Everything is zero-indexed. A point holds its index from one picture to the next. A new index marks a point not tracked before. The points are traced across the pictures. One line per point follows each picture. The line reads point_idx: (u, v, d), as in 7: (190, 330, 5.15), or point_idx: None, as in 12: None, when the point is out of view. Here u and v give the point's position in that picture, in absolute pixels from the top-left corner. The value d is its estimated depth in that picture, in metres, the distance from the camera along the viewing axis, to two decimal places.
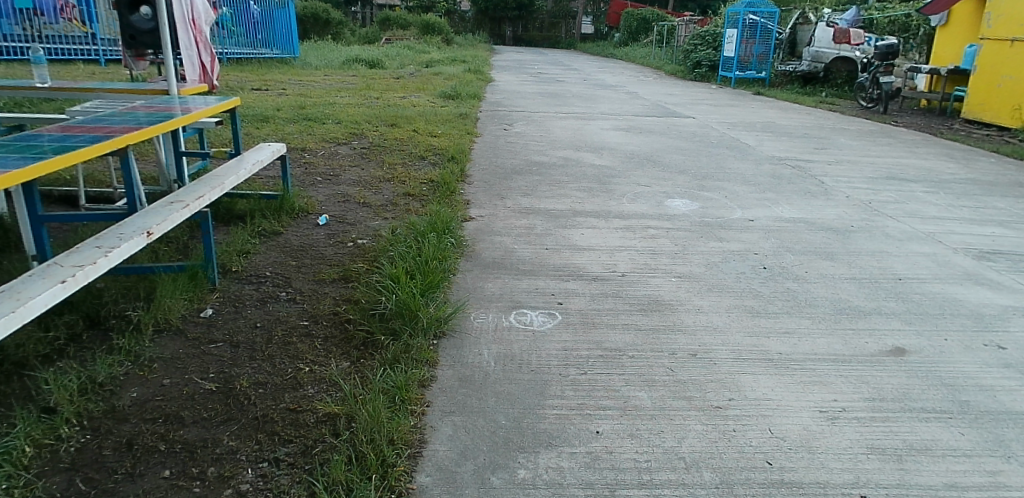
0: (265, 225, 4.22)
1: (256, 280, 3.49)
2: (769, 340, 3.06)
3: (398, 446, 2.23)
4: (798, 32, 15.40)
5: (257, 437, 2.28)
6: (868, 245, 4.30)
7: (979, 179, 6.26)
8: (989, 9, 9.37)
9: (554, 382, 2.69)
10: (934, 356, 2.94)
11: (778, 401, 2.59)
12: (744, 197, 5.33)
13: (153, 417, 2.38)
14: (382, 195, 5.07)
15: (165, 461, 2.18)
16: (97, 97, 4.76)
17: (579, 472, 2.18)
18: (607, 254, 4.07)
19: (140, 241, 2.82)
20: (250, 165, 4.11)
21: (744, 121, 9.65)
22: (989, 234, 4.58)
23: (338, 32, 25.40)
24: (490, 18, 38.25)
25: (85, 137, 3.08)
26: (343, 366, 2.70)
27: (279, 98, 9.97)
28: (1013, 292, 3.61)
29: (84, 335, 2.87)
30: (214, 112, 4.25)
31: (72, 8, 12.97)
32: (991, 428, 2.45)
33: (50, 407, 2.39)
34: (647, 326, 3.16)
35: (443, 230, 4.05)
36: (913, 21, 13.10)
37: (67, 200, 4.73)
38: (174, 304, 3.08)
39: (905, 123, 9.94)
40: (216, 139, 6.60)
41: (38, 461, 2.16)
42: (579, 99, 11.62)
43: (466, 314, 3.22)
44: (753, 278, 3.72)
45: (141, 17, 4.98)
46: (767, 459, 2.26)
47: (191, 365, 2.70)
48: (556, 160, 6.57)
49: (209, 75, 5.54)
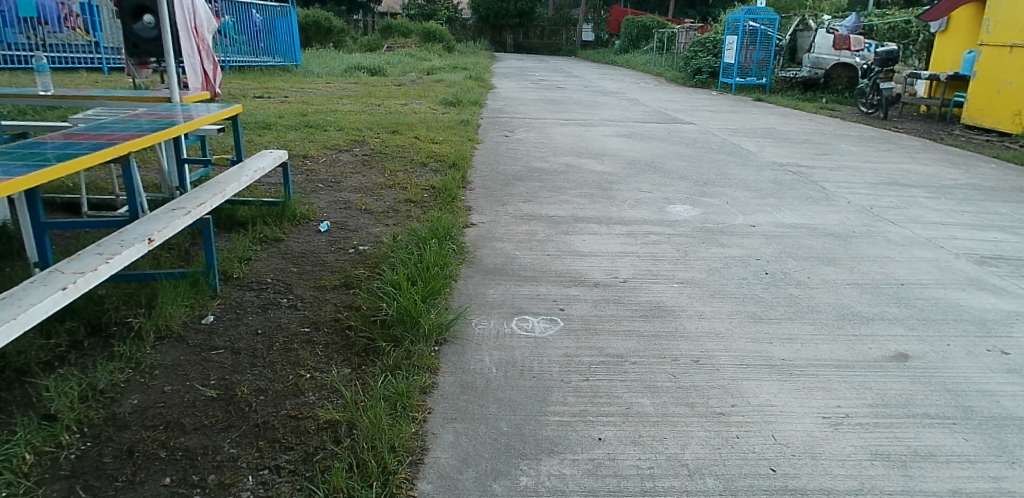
0: (266, 232, 4.22)
1: (257, 287, 3.49)
2: (772, 346, 3.04)
3: (400, 453, 2.22)
4: (798, 38, 15.38)
5: (257, 444, 2.27)
6: (871, 251, 4.28)
7: (980, 185, 6.25)
8: (988, 14, 9.41)
9: (556, 388, 2.68)
10: (938, 361, 2.93)
11: (781, 407, 2.58)
12: (746, 203, 5.33)
13: (154, 424, 2.37)
14: (384, 202, 5.08)
15: (166, 468, 2.17)
16: (100, 105, 4.78)
17: (580, 479, 2.17)
18: (608, 260, 4.06)
19: (140, 248, 2.82)
20: (252, 172, 4.11)
21: (745, 126, 9.66)
22: (991, 239, 4.57)
23: (340, 40, 25.46)
24: (490, 26, 38.31)
25: (88, 144, 3.08)
26: (344, 373, 2.69)
27: (281, 105, 10.01)
28: (1016, 298, 3.60)
29: (85, 343, 2.87)
30: (215, 119, 4.26)
31: (76, 17, 13.14)
32: (995, 434, 2.44)
33: (51, 414, 2.39)
34: (649, 333, 3.15)
35: (445, 236, 4.04)
36: (913, 27, 13.22)
37: (70, 207, 4.74)
38: (176, 311, 3.08)
39: (905, 128, 9.95)
40: (217, 147, 6.61)
41: (38, 468, 2.15)
42: (579, 105, 11.66)
43: (467, 321, 3.21)
44: (755, 284, 3.72)
45: (142, 26, 5.00)
46: (771, 466, 2.25)
47: (192, 372, 2.70)
48: (556, 166, 6.57)
49: (212, 83, 5.55)
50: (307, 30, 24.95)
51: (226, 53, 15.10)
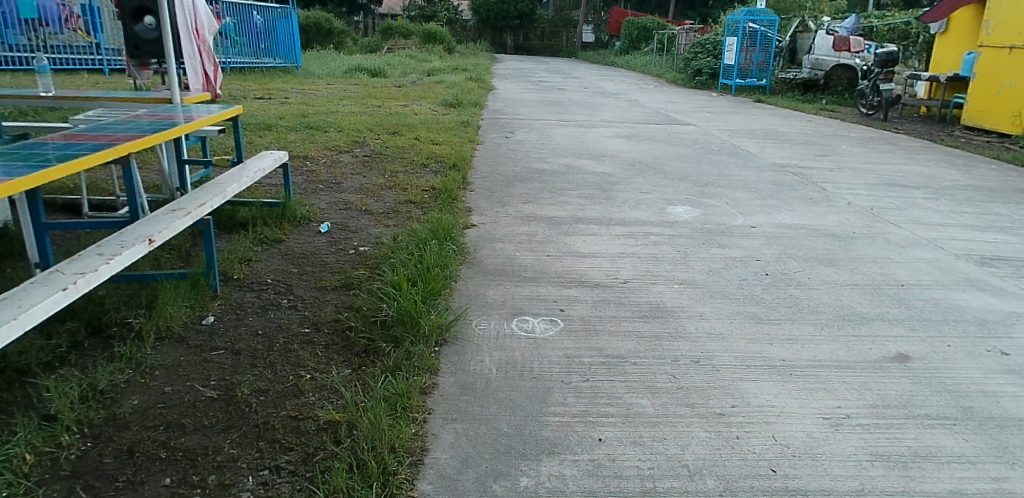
0: (266, 233, 4.22)
1: (257, 288, 3.49)
2: (772, 347, 3.04)
3: (400, 453, 2.22)
4: (798, 39, 15.36)
5: (258, 445, 2.27)
6: (871, 252, 4.28)
7: (980, 186, 6.25)
8: (987, 16, 9.42)
9: (556, 389, 2.68)
10: (938, 362, 2.93)
11: (781, 408, 2.58)
12: (746, 204, 5.33)
13: (155, 425, 2.37)
14: (384, 203, 5.08)
15: (166, 468, 2.17)
16: (101, 106, 4.78)
17: (581, 480, 2.17)
18: (608, 261, 4.06)
19: (141, 248, 2.82)
20: (252, 173, 4.11)
21: (745, 128, 9.67)
22: (991, 241, 4.57)
23: (341, 42, 25.46)
24: (491, 27, 38.32)
25: (88, 145, 3.09)
26: (344, 373, 2.70)
27: (282, 106, 10.01)
28: (1016, 299, 3.59)
29: (86, 343, 2.87)
30: (216, 120, 4.26)
31: (77, 18, 13.13)
32: (995, 434, 2.44)
33: (51, 415, 2.39)
34: (649, 333, 3.15)
35: (445, 237, 4.05)
36: (913, 29, 13.24)
37: (70, 208, 4.74)
38: (176, 311, 3.08)
39: (905, 130, 9.95)
40: (218, 148, 6.61)
41: (39, 468, 2.16)
42: (580, 107, 11.67)
43: (467, 321, 3.21)
44: (755, 285, 3.72)
45: (143, 27, 5.01)
46: (771, 467, 2.25)
47: (193, 373, 2.70)
48: (557, 167, 6.57)
49: (212, 84, 5.55)
50: (307, 31, 24.92)
51: (227, 54, 15.11)
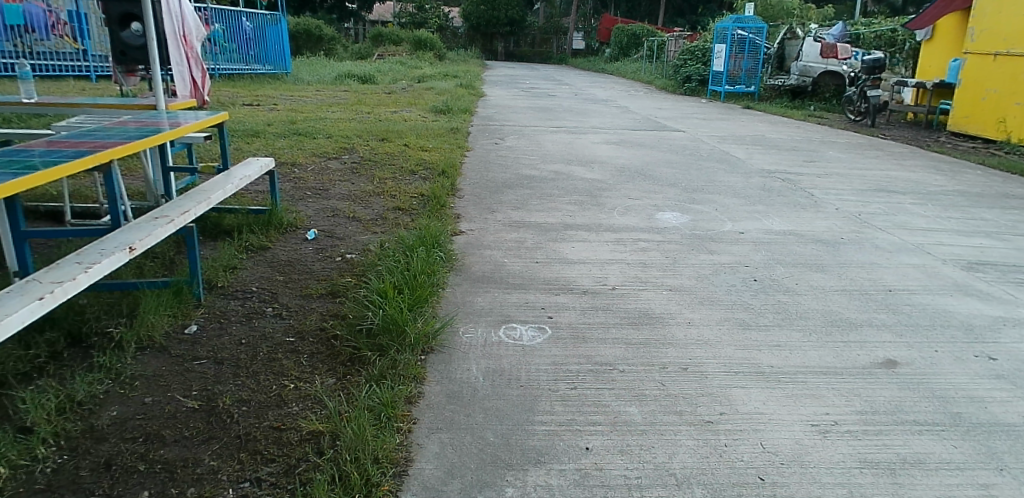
0: (252, 240, 4.17)
1: (242, 296, 3.45)
2: (760, 353, 3.03)
3: (383, 465, 2.19)
4: (786, 46, 15.60)
5: (239, 456, 2.23)
6: (859, 257, 4.29)
7: (968, 191, 6.27)
8: (972, 23, 9.51)
9: (544, 398, 2.65)
10: (926, 368, 2.92)
11: (770, 415, 2.56)
12: (734, 210, 5.34)
13: (133, 437, 2.33)
14: (372, 210, 5.04)
15: (145, 481, 2.12)
16: (84, 113, 4.71)
17: (568, 490, 2.14)
18: (597, 267, 4.05)
19: (121, 256, 2.77)
20: (238, 179, 4.08)
21: (733, 134, 9.70)
22: (978, 245, 4.59)
23: (331, 48, 25.47)
24: (482, 34, 38.41)
25: (72, 152, 3.04)
26: (329, 383, 2.66)
27: (270, 113, 9.98)
28: (1002, 303, 3.61)
29: (65, 353, 2.82)
30: (202, 127, 4.20)
31: (64, 25, 13.02)
32: (984, 440, 2.43)
33: (27, 427, 2.33)
34: (637, 341, 3.13)
35: (432, 244, 4.01)
36: (901, 36, 13.14)
37: (53, 216, 4.68)
38: (158, 320, 3.04)
39: (892, 134, 10.18)
40: (204, 155, 6.57)
41: (13, 482, 2.11)
42: (570, 113, 11.74)
43: (454, 329, 3.18)
44: (744, 291, 3.71)
45: (130, 33, 4.95)
46: (759, 475, 2.23)
47: (174, 383, 2.65)
48: (547, 174, 6.56)
49: (200, 90, 5.52)
50: (296, 38, 24.93)
51: (214, 60, 15.24)
